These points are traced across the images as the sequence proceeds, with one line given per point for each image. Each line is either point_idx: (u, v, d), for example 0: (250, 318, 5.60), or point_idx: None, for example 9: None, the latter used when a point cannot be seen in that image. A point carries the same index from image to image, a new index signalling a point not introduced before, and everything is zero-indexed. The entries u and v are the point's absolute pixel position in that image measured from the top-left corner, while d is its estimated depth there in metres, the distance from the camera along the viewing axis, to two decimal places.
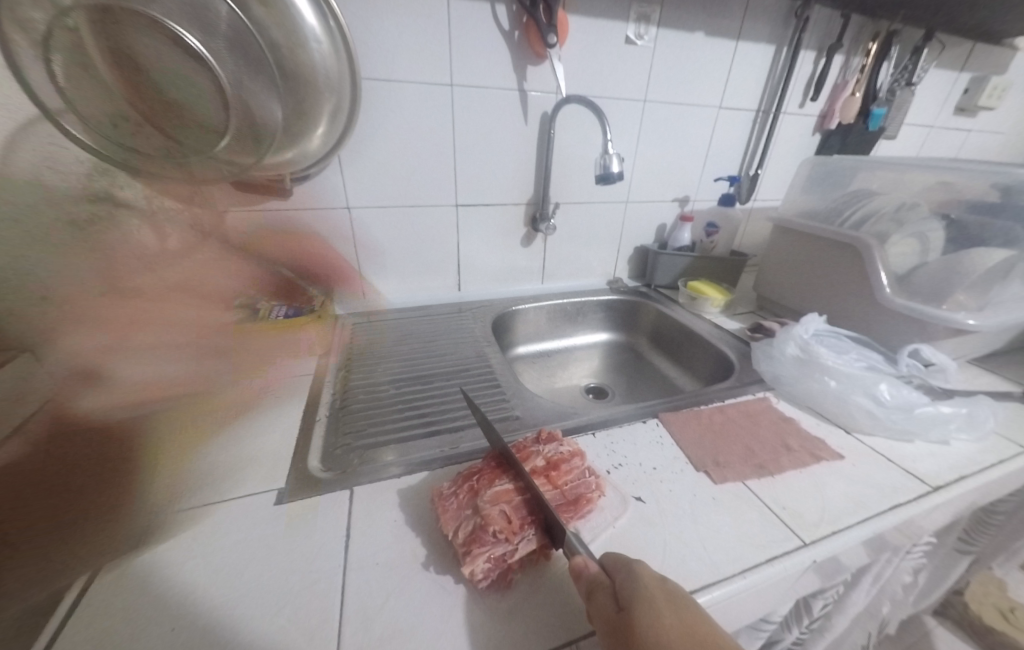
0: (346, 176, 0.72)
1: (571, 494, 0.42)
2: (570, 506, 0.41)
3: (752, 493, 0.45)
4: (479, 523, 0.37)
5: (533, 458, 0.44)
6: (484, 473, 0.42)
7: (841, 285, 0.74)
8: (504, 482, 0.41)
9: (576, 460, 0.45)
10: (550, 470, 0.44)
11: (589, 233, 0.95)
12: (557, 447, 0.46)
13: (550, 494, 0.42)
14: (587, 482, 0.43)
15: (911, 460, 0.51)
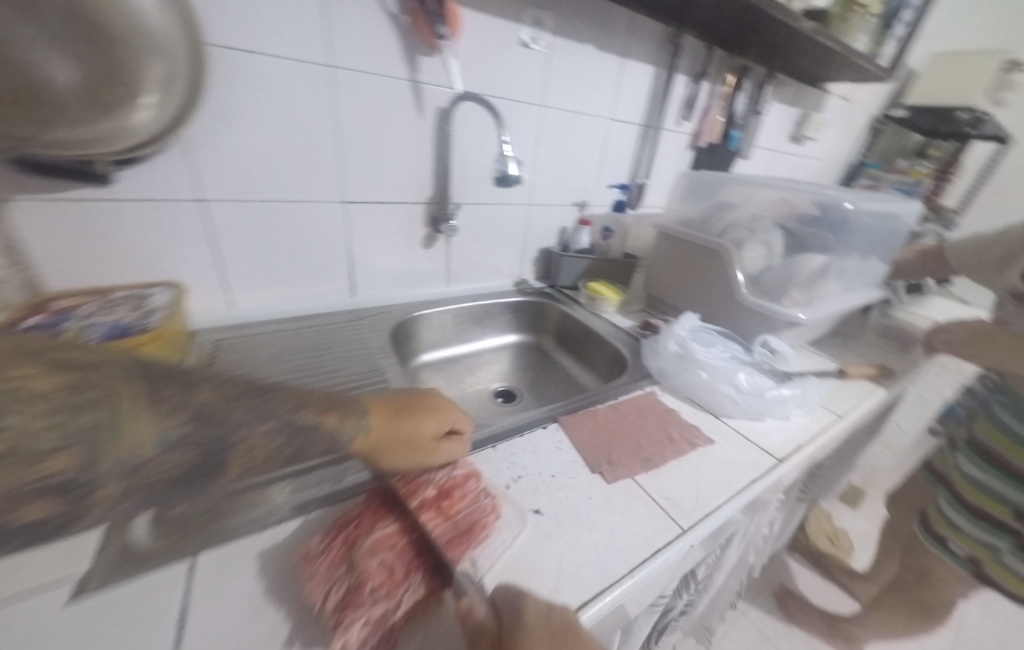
0: (196, 163, 0.59)
1: (464, 523, 0.38)
2: (462, 538, 0.37)
3: (641, 488, 0.47)
4: (353, 583, 0.33)
5: (423, 488, 0.40)
6: (364, 517, 0.38)
7: (711, 284, 0.82)
8: (387, 525, 0.38)
9: (471, 483, 0.42)
10: (442, 499, 0.40)
11: (493, 235, 0.93)
12: (449, 472, 0.43)
13: (441, 526, 0.38)
14: (482, 506, 0.41)
15: (764, 435, 0.58)
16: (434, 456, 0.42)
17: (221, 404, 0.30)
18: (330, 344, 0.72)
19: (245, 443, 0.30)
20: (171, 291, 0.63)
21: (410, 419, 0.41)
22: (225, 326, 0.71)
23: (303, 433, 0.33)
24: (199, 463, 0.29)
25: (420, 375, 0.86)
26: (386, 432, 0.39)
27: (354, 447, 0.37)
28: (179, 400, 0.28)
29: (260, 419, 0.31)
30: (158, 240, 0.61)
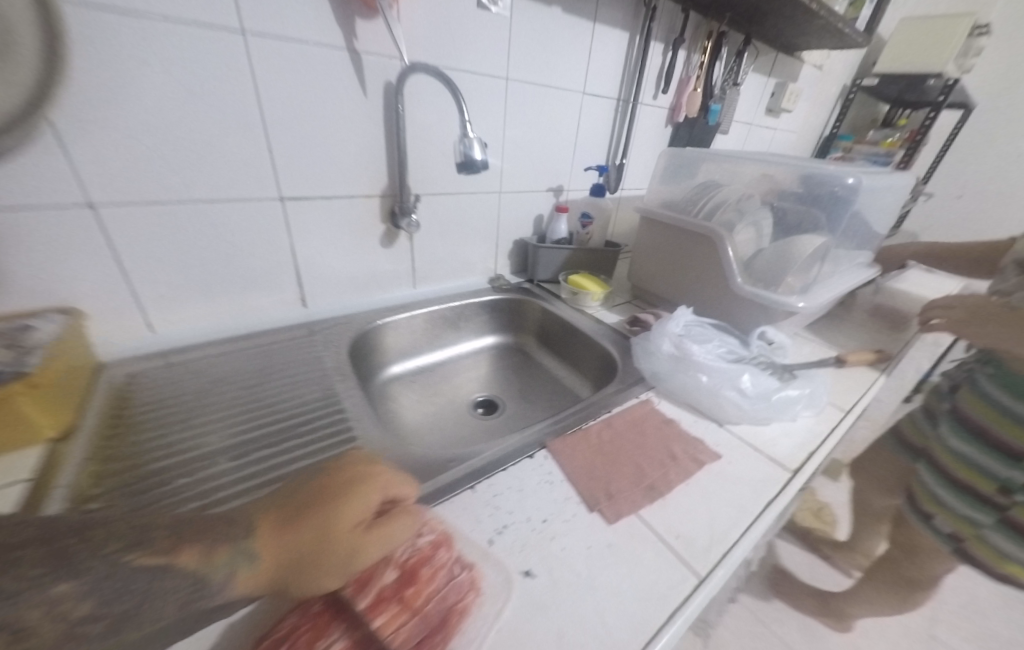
0: (78, 159, 0.47)
1: (437, 615, 0.31)
2: (436, 636, 0.30)
3: (646, 526, 0.40)
4: None
5: (380, 574, 0.32)
6: (300, 634, 0.29)
7: (702, 272, 0.76)
8: (333, 639, 0.29)
9: (441, 554, 0.34)
10: (406, 585, 0.32)
11: (461, 228, 0.84)
12: (413, 542, 0.35)
13: (407, 627, 0.30)
14: (457, 585, 0.33)
15: (773, 443, 0.52)
16: (363, 553, 0.30)
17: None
18: (276, 365, 0.62)
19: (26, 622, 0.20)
20: (64, 319, 0.51)
21: (314, 516, 0.29)
22: (147, 356, 0.60)
23: (133, 585, 0.23)
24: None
25: (390, 390, 0.77)
26: (279, 550, 0.28)
27: (240, 587, 0.27)
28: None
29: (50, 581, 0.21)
30: (42, 258, 0.50)
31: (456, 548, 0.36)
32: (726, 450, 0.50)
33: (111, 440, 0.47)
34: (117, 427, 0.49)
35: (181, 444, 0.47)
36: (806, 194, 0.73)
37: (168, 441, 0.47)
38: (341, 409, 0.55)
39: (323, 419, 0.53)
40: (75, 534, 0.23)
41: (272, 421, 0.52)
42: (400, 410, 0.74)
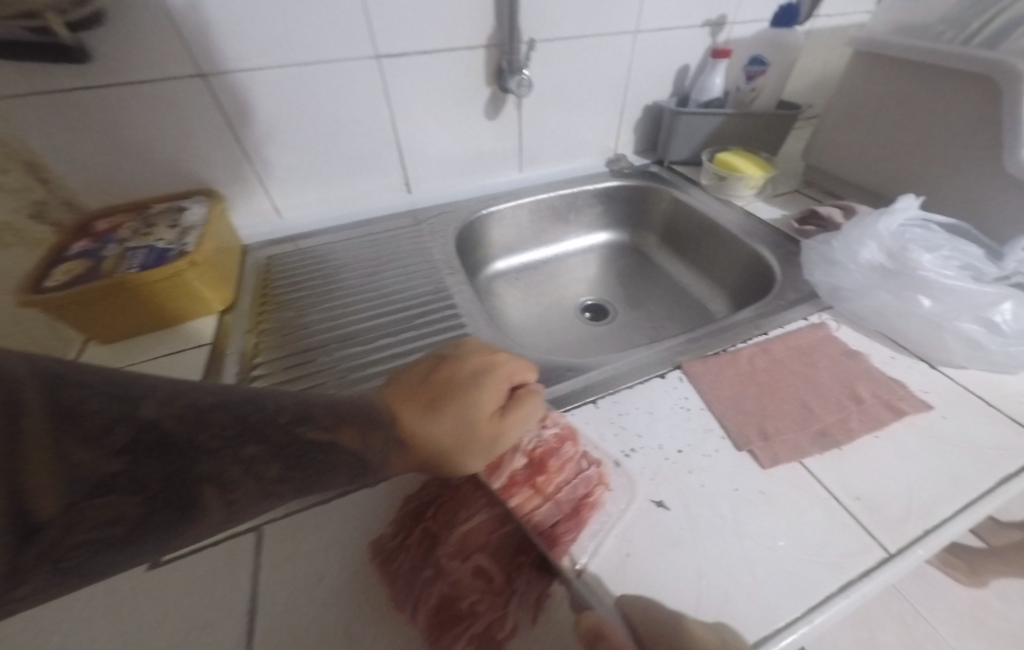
0: (176, 11, 0.43)
1: (568, 502, 0.31)
2: (569, 521, 0.30)
3: (813, 477, 0.33)
4: (447, 594, 0.26)
5: (510, 460, 0.33)
6: (444, 502, 0.31)
7: (942, 141, 0.51)
8: (475, 511, 0.29)
9: (567, 447, 0.34)
10: (535, 474, 0.33)
11: (581, 89, 0.67)
12: (537, 434, 0.35)
13: (540, 510, 0.31)
14: (586, 476, 0.33)
15: (1019, 400, 0.37)
16: (504, 438, 0.31)
17: (191, 423, 0.19)
18: (386, 254, 0.61)
19: (233, 476, 0.21)
20: (207, 201, 0.54)
21: (450, 403, 0.30)
22: (278, 240, 0.62)
23: (310, 454, 0.24)
24: (155, 511, 0.19)
25: (494, 287, 0.73)
26: (421, 431, 0.29)
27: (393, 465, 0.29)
28: (121, 422, 0.17)
29: (246, 442, 0.21)
30: (171, 137, 0.51)
31: (581, 443, 0.35)
32: (938, 400, 0.38)
33: (262, 315, 0.51)
34: (265, 305, 0.53)
35: (317, 323, 0.50)
36: None
37: (308, 318, 0.51)
38: (454, 302, 0.53)
39: (437, 311, 0.51)
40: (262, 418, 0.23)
41: (390, 310, 0.52)
42: (505, 308, 0.71)
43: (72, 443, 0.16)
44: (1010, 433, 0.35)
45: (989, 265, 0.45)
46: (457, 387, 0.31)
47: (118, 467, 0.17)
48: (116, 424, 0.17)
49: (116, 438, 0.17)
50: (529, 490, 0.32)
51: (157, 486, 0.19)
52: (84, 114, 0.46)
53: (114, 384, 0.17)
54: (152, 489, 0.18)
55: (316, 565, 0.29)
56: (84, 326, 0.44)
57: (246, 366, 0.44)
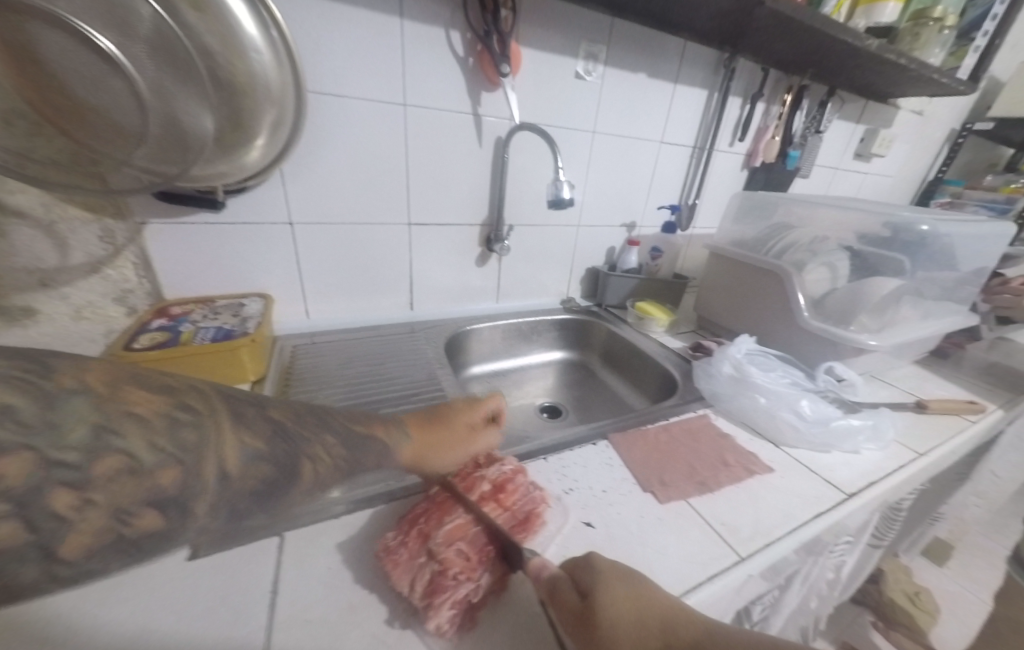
0: (291, 191, 0.68)
1: (522, 514, 0.41)
2: (523, 527, 0.40)
3: (694, 509, 0.47)
4: (437, 570, 0.34)
5: (478, 484, 0.42)
6: (431, 512, 0.39)
7: (767, 305, 0.80)
8: (456, 516, 0.39)
9: (520, 476, 0.43)
10: (497, 493, 0.42)
11: (542, 253, 0.96)
12: (499, 467, 0.44)
13: (502, 518, 0.40)
14: (534, 497, 0.43)
15: (831, 468, 0.56)
16: (476, 446, 0.46)
17: (293, 423, 0.36)
18: (389, 352, 0.78)
19: (315, 456, 0.36)
20: (263, 300, 0.71)
21: (444, 420, 0.47)
22: (302, 334, 0.78)
23: (358, 443, 0.39)
24: (278, 472, 0.33)
25: (469, 387, 0.89)
26: (424, 435, 0.44)
27: (402, 456, 0.42)
28: (257, 419, 0.34)
29: (322, 433, 0.37)
30: (252, 257, 0.71)
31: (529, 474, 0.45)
32: (779, 466, 0.55)
33: (285, 388, 0.64)
34: (289, 380, 0.66)
35: (330, 398, 0.64)
36: (881, 237, 0.77)
37: (324, 393, 0.65)
38: (441, 389, 0.69)
39: (427, 394, 0.67)
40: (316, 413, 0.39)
41: (388, 392, 0.67)
42: None
43: (240, 428, 0.32)
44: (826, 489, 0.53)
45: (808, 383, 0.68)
46: (449, 412, 0.48)
47: (260, 446, 0.32)
48: (257, 420, 0.34)
49: (257, 428, 0.33)
50: (492, 505, 0.41)
51: (279, 458, 0.33)
52: (199, 238, 0.67)
53: (249, 403, 0.35)
54: (276, 460, 0.33)
55: (329, 558, 0.38)
56: None
57: None
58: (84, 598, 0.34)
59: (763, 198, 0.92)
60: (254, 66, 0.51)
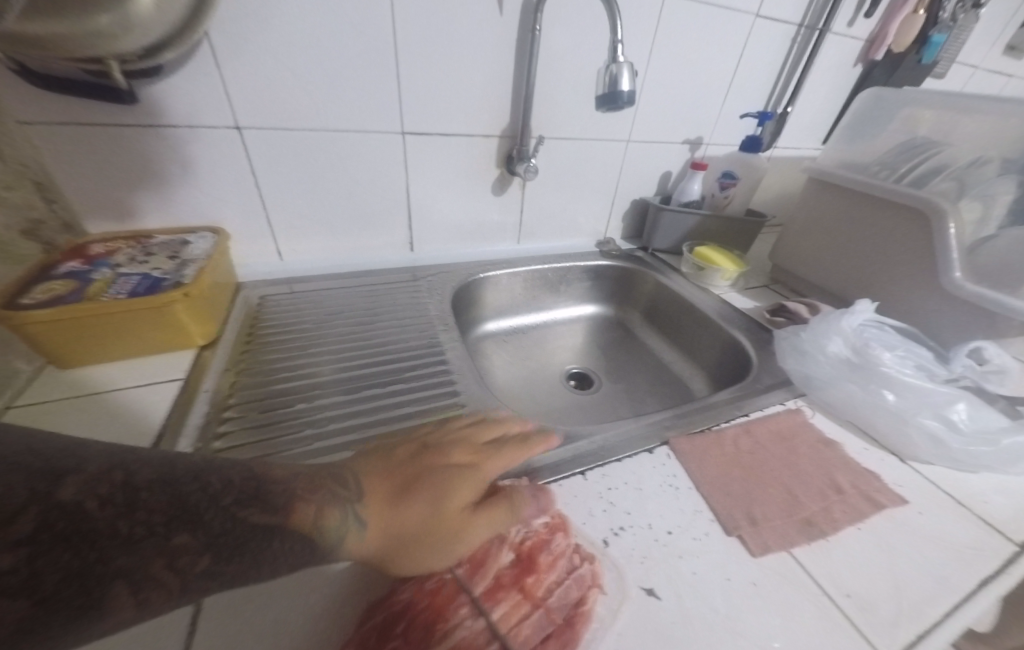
0: (229, 76, 0.48)
1: (561, 612, 0.28)
2: (562, 636, 0.27)
3: (804, 569, 0.33)
4: None
5: (496, 555, 0.30)
6: (419, 613, 0.27)
7: (892, 258, 0.60)
8: (459, 623, 0.27)
9: (559, 540, 0.32)
10: (524, 573, 0.30)
11: (578, 179, 0.74)
12: (526, 526, 0.32)
13: (531, 619, 0.28)
14: (579, 577, 0.30)
15: (983, 499, 0.40)
16: (465, 537, 0.30)
17: (112, 510, 0.21)
18: (383, 306, 0.62)
19: (150, 572, 0.21)
20: (212, 237, 0.54)
21: (422, 491, 0.31)
22: (274, 281, 0.63)
23: (254, 538, 0.25)
24: (44, 617, 0.18)
25: (482, 347, 0.74)
26: (388, 520, 0.29)
27: (349, 549, 0.28)
28: (35, 505, 0.19)
29: (174, 530, 0.22)
30: (194, 177, 0.53)
31: (574, 534, 0.32)
32: (914, 498, 0.39)
33: (244, 355, 0.49)
34: (250, 345, 0.51)
35: (304, 367, 0.49)
36: None
37: (292, 361, 0.50)
38: (445, 359, 0.54)
39: (427, 366, 0.52)
40: (196, 481, 0.24)
41: (376, 362, 0.52)
42: (491, 369, 0.71)
43: None
44: (985, 535, 0.37)
45: (942, 368, 0.51)
46: (433, 476, 0.32)
47: (12, 560, 0.18)
48: (28, 505, 0.19)
49: (18, 522, 0.18)
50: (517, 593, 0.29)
51: (54, 585, 0.19)
52: (115, 151, 0.49)
53: (34, 468, 0.20)
54: (47, 588, 0.18)
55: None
56: (53, 348, 0.41)
57: (218, 406, 0.42)
58: None
59: (892, 101, 0.66)
60: None
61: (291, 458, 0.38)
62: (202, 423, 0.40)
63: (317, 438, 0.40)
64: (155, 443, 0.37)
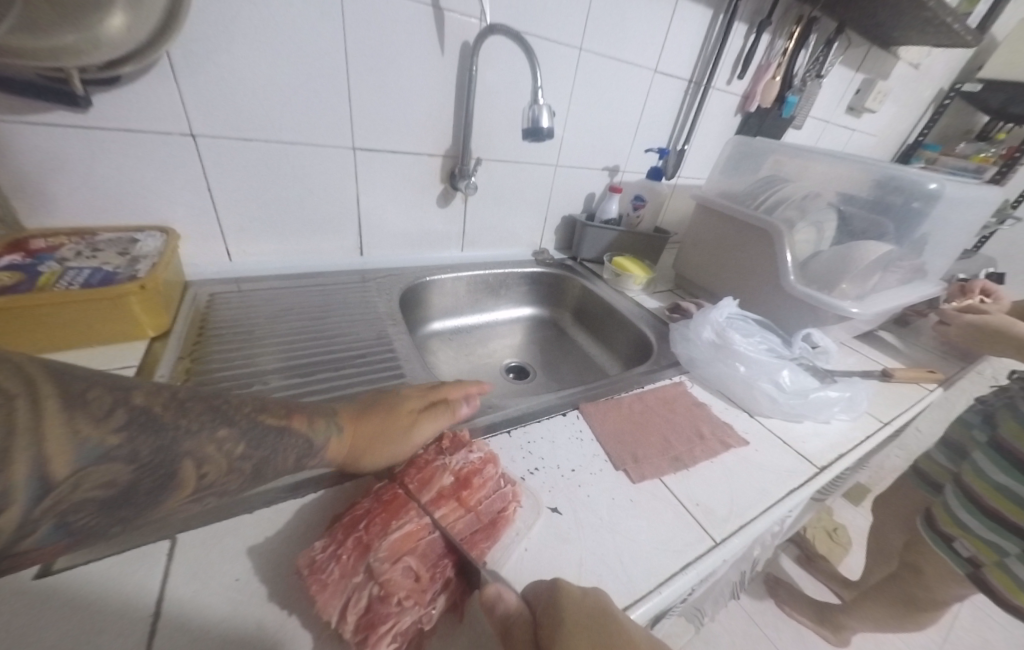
0: (186, 88, 0.52)
1: (488, 515, 0.36)
2: (487, 531, 0.36)
3: (669, 489, 0.46)
4: (378, 595, 0.29)
5: (439, 477, 0.37)
6: (375, 515, 0.33)
7: (749, 270, 0.78)
8: (407, 520, 0.33)
9: (490, 469, 0.39)
10: (461, 489, 0.37)
11: (513, 195, 0.84)
12: (465, 456, 0.39)
13: (463, 520, 0.35)
14: (503, 494, 0.38)
15: (802, 441, 0.57)
16: (416, 427, 0.40)
17: (168, 410, 0.27)
18: (333, 303, 0.67)
19: (207, 452, 0.27)
20: (162, 236, 0.57)
21: (380, 404, 0.40)
22: (224, 280, 0.65)
23: (269, 437, 0.31)
24: (143, 477, 0.25)
25: (428, 344, 0.81)
26: (356, 420, 0.38)
27: (328, 450, 0.35)
28: (119, 404, 0.25)
29: (217, 425, 0.28)
30: (145, 178, 0.56)
31: (501, 466, 0.41)
32: (754, 438, 0.56)
33: (197, 345, 0.52)
34: (202, 335, 0.54)
35: (258, 357, 0.53)
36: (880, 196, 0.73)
37: (244, 350, 0.54)
38: (393, 349, 0.60)
39: (375, 354, 0.58)
40: (219, 397, 0.30)
41: (327, 353, 0.57)
42: (436, 363, 0.78)
43: (83, 415, 0.23)
44: (797, 462, 0.54)
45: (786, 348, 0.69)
46: (388, 396, 0.42)
47: (117, 440, 0.24)
48: (115, 405, 0.24)
49: (115, 416, 0.24)
50: (454, 504, 0.36)
51: (148, 457, 0.25)
52: (62, 151, 0.50)
53: (111, 381, 0.25)
54: (143, 459, 0.25)
55: (233, 567, 0.31)
56: None
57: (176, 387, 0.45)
58: None
59: (755, 146, 0.84)
60: None
61: None
62: None
63: None
64: None
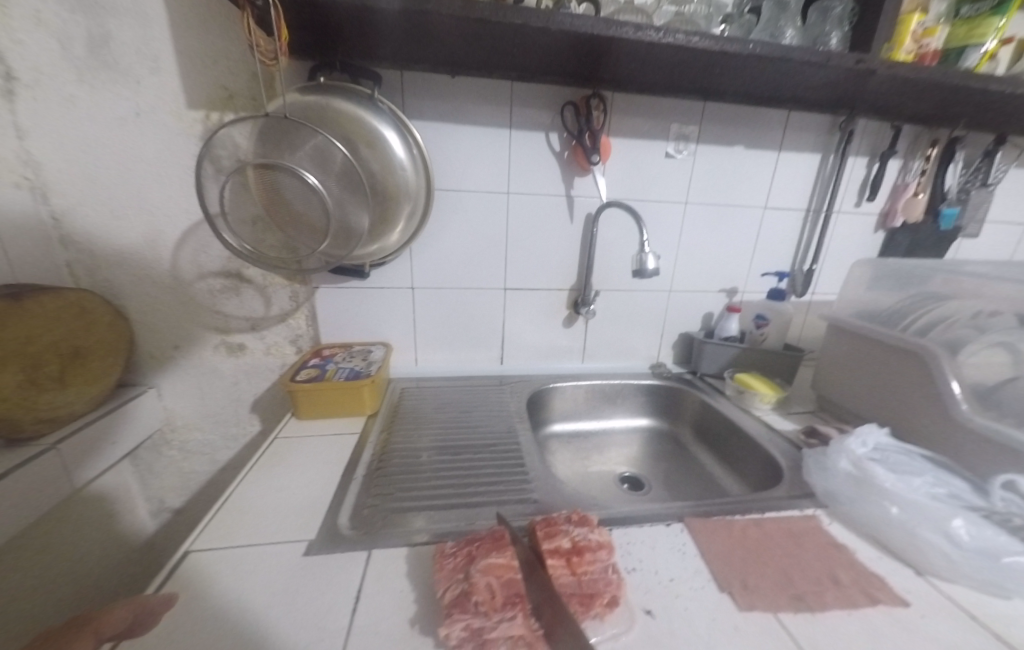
0: (416, 262, 0.86)
1: (588, 587, 0.43)
2: (584, 600, 0.42)
3: (784, 628, 0.43)
4: (465, 590, 0.41)
5: (560, 537, 0.48)
6: (484, 541, 0.46)
7: (907, 397, 0.70)
8: (502, 555, 0.44)
9: (602, 553, 0.46)
10: (573, 555, 0.46)
11: (629, 317, 0.98)
12: (586, 533, 0.48)
13: (567, 579, 0.44)
14: (608, 579, 0.44)
15: (1005, 623, 0.44)
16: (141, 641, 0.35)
17: None
18: (479, 401, 0.87)
19: None
20: (384, 349, 0.87)
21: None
22: (410, 379, 0.93)
23: None
24: None
25: (548, 444, 0.92)
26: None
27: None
28: None
29: None
30: (382, 314, 0.90)
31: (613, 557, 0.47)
32: (917, 601, 0.47)
33: (391, 424, 0.77)
34: (395, 418, 0.79)
35: (425, 436, 0.74)
36: None
37: (419, 430, 0.76)
38: (518, 443, 0.74)
39: (505, 446, 0.73)
40: None
41: (470, 440, 0.74)
42: (553, 462, 0.87)
43: None
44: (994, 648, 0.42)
45: (980, 498, 0.56)
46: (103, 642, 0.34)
47: None
48: None
49: None
50: (565, 563, 0.46)
51: None
52: (347, 301, 0.88)
53: None
54: None
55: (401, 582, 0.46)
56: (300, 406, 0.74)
57: (378, 453, 0.68)
58: (220, 575, 0.46)
59: (914, 269, 0.80)
60: (400, 178, 0.73)
61: (420, 493, 0.60)
62: (368, 463, 0.65)
63: (435, 483, 0.62)
64: (350, 469, 0.63)
